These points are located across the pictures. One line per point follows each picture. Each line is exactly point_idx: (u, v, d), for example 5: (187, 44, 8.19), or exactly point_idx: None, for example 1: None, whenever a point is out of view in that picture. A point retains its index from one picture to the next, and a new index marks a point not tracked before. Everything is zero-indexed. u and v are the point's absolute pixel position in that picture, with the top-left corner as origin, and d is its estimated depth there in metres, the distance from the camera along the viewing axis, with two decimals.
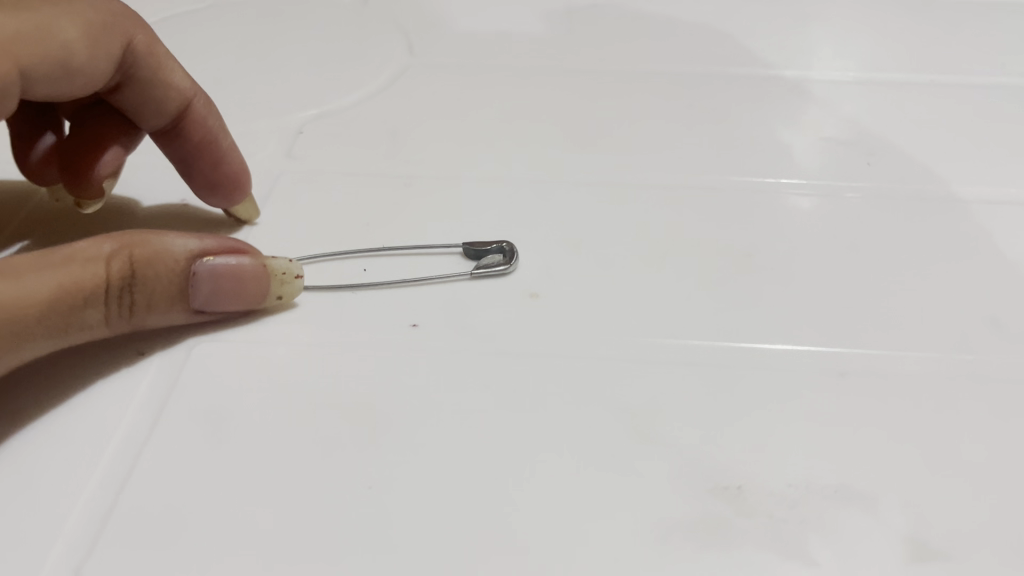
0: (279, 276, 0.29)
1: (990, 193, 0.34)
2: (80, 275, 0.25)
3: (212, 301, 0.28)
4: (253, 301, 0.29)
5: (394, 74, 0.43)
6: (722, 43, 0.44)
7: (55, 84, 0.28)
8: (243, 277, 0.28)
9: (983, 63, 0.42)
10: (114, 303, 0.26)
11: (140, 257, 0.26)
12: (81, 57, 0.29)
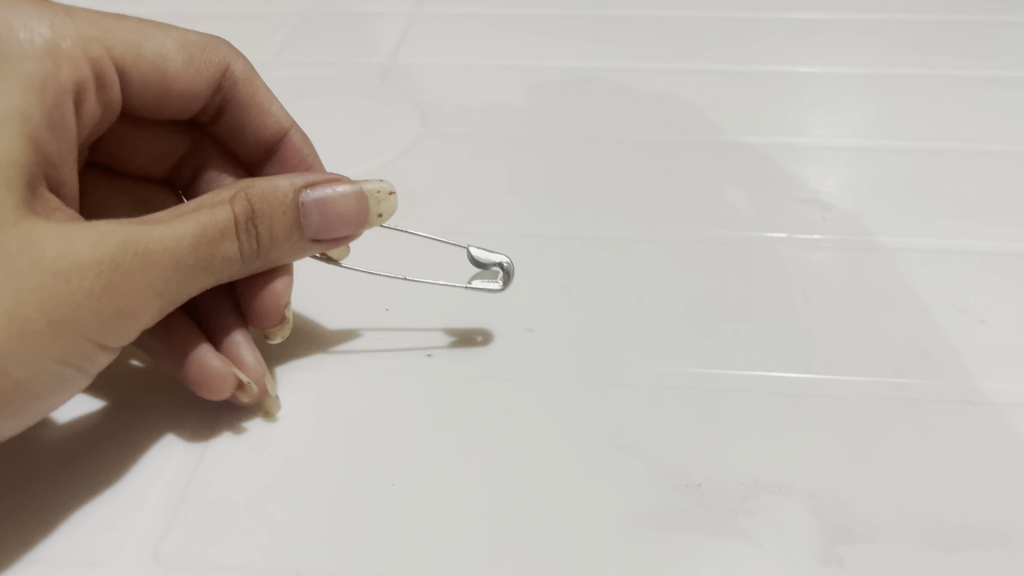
0: (375, 197, 0.33)
1: (927, 242, 0.40)
2: (214, 216, 0.30)
3: (326, 230, 0.32)
4: (359, 220, 0.33)
5: (411, 140, 0.49)
6: (700, 113, 0.51)
7: (146, 85, 0.39)
8: (343, 204, 0.32)
9: (932, 129, 0.48)
10: (243, 238, 0.31)
11: (255, 196, 0.31)
12: (169, 66, 0.39)
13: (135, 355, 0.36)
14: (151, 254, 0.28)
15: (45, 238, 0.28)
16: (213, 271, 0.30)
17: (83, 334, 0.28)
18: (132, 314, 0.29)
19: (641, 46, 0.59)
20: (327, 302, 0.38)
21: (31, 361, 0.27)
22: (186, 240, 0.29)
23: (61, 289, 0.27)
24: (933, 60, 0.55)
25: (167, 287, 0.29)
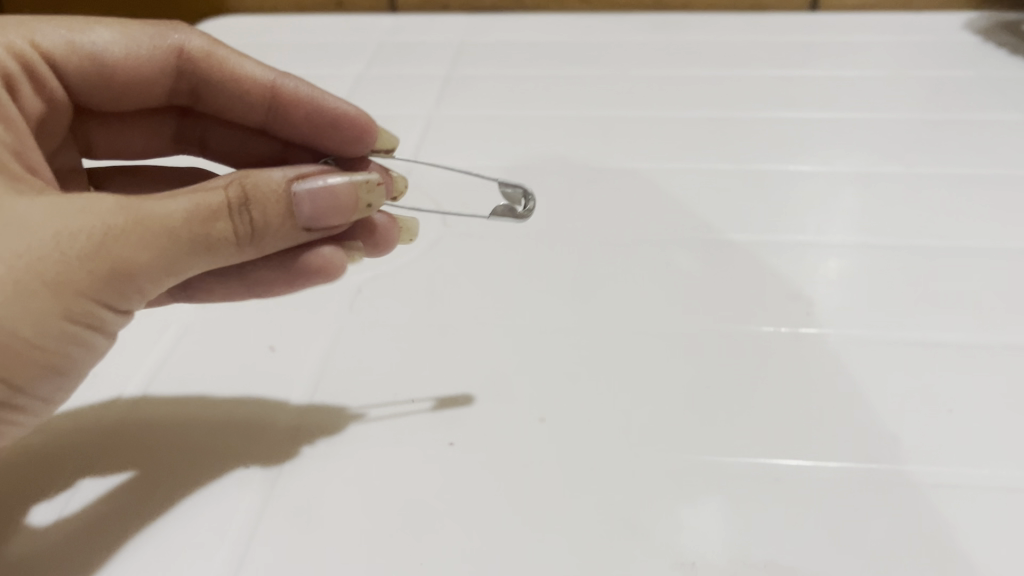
0: (366, 187, 0.44)
1: (900, 334, 0.44)
2: (208, 199, 0.38)
3: (320, 212, 0.42)
4: (348, 207, 0.43)
5: (431, 241, 0.53)
6: (695, 211, 0.56)
7: (102, 72, 0.51)
8: (332, 196, 0.42)
9: (905, 224, 0.53)
10: (238, 218, 0.39)
11: (249, 185, 0.40)
12: (119, 48, 0.51)
13: (189, 448, 0.40)
14: (147, 226, 0.37)
15: (54, 221, 0.36)
16: (210, 245, 0.39)
17: (79, 293, 0.36)
18: (130, 278, 0.37)
19: (644, 146, 0.64)
20: (358, 391, 0.42)
21: (38, 318, 0.35)
22: (180, 215, 0.38)
23: (60, 255, 0.35)
24: (913, 160, 0.60)
25: (167, 256, 0.37)
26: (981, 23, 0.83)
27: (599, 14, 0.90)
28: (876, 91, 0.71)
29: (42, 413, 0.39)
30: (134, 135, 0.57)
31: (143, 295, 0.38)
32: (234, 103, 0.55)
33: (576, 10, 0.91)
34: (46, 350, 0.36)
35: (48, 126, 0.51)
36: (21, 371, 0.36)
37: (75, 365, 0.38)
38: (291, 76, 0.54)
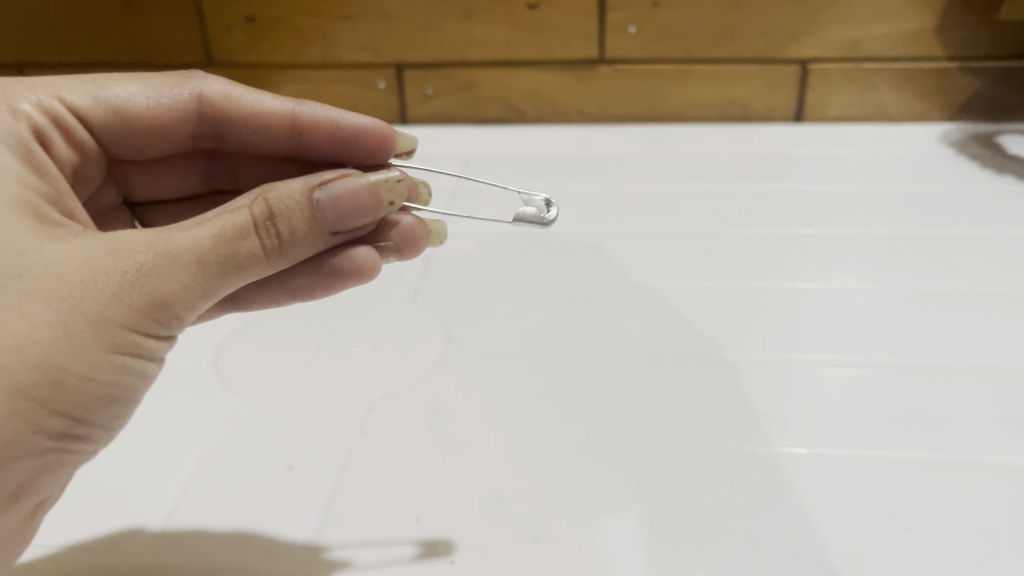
0: (386, 185, 0.47)
1: (867, 452, 0.48)
2: (233, 222, 0.42)
3: (343, 214, 0.45)
4: (367, 207, 0.46)
5: (436, 356, 0.58)
6: (680, 327, 0.60)
7: (119, 125, 0.56)
8: (352, 201, 0.45)
9: (877, 341, 0.58)
10: (264, 233, 0.42)
11: (271, 201, 0.43)
12: (135, 99, 0.56)
13: (214, 562, 0.43)
14: (178, 257, 0.40)
15: (89, 261, 0.39)
16: (241, 263, 0.42)
17: (122, 326, 0.39)
18: (167, 306, 0.40)
19: (634, 260, 0.69)
20: (369, 509, 0.46)
21: (86, 354, 0.38)
22: (205, 242, 0.41)
23: (99, 292, 0.39)
24: (887, 277, 0.65)
25: (201, 279, 0.41)
26: (954, 135, 0.89)
27: (597, 127, 0.97)
28: (852, 205, 0.76)
29: (100, 445, 0.42)
30: (168, 178, 0.63)
31: (185, 318, 0.42)
32: (256, 137, 0.60)
33: (576, 123, 0.98)
34: (102, 380, 0.39)
35: (83, 174, 0.56)
36: (80, 402, 0.39)
37: (126, 396, 0.41)
38: (305, 104, 0.59)
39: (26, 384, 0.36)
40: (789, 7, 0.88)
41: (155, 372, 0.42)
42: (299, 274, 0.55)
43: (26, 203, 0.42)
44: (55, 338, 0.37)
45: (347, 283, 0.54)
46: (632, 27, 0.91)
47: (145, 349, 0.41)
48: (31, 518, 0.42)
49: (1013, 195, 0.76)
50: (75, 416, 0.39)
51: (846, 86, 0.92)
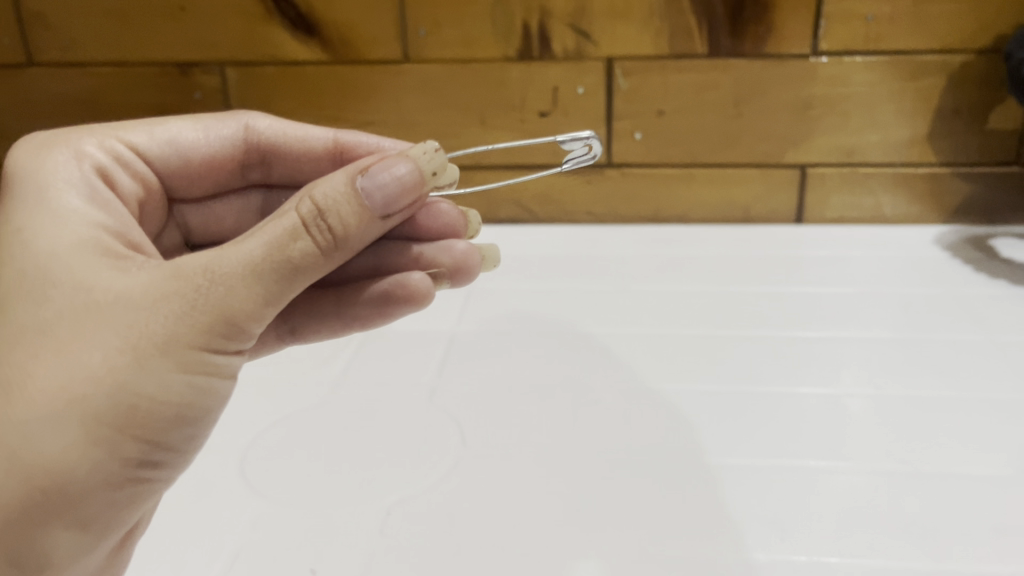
0: (427, 157, 0.52)
1: (866, 560, 0.50)
2: (282, 229, 0.46)
3: (392, 197, 0.49)
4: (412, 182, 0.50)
5: (452, 460, 0.61)
6: (686, 430, 0.63)
7: (177, 154, 0.64)
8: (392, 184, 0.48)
9: (874, 446, 0.60)
10: (315, 232, 0.46)
11: (318, 200, 0.47)
12: (191, 136, 0.64)
13: None
14: (235, 271, 0.45)
15: (154, 290, 0.45)
16: (298, 264, 0.46)
17: (190, 346, 0.45)
18: (232, 322, 0.45)
19: (642, 363, 0.72)
20: None
21: (157, 375, 0.44)
22: (259, 252, 0.45)
23: (164, 319, 0.44)
24: (884, 382, 0.68)
25: (261, 292, 0.46)
26: (948, 238, 0.93)
27: (604, 227, 1.01)
28: (850, 308, 0.79)
29: (178, 462, 0.48)
30: (224, 212, 0.69)
31: (256, 326, 0.47)
32: (304, 166, 0.68)
33: (584, 223, 1.02)
34: (174, 403, 0.45)
35: (146, 209, 0.63)
36: (154, 426, 0.45)
37: (200, 408, 0.47)
38: (344, 132, 0.68)
39: (102, 411, 0.43)
40: (787, 115, 0.93)
41: (226, 389, 0.48)
42: (361, 303, 0.62)
43: (94, 239, 0.49)
44: (127, 364, 0.44)
45: (402, 308, 0.62)
46: (637, 134, 0.96)
47: (214, 368, 0.46)
48: (122, 548, 0.50)
49: (1006, 300, 0.79)
50: (149, 442, 0.45)
51: (843, 189, 0.96)
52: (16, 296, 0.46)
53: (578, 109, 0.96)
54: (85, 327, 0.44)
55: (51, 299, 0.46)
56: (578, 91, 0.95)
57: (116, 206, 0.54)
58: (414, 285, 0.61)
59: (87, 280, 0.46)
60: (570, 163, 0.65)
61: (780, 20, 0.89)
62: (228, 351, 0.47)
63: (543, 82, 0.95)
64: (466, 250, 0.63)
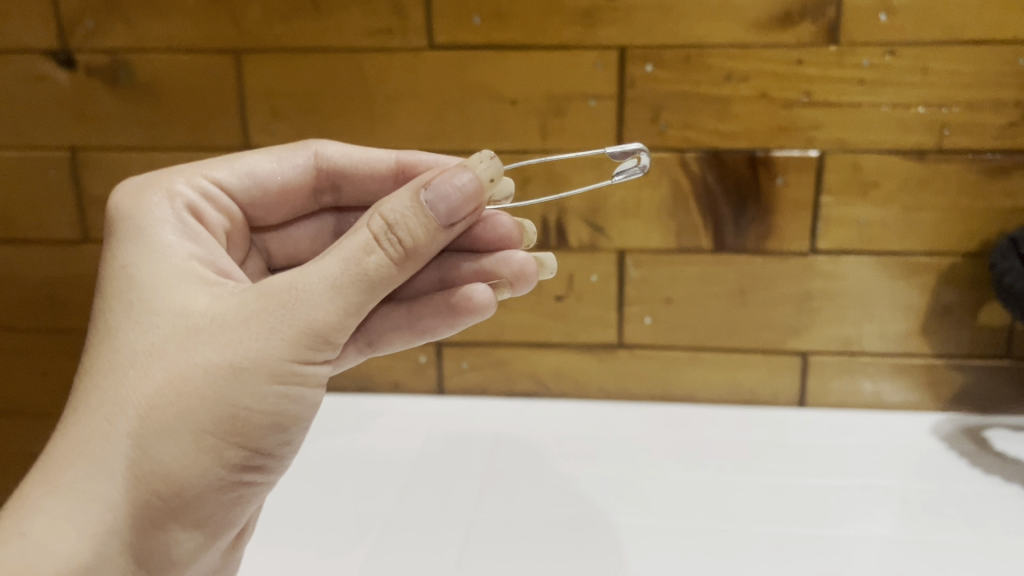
0: (483, 163, 0.60)
1: None
2: (356, 245, 0.56)
3: (454, 203, 0.57)
4: (473, 190, 0.58)
5: None
6: None
7: (254, 186, 0.74)
8: (449, 194, 0.57)
9: None
10: (387, 244, 0.56)
11: (388, 216, 0.57)
12: (266, 167, 0.74)
13: None
14: (317, 289, 0.55)
15: (246, 315, 0.56)
16: (373, 276, 0.56)
17: (281, 360, 0.56)
18: (317, 336, 0.56)
19: (653, 558, 0.76)
20: None
21: (252, 387, 0.55)
22: (337, 271, 0.56)
23: (255, 339, 0.55)
24: None
25: (342, 309, 0.56)
26: (945, 429, 0.97)
27: (616, 404, 1.06)
28: (852, 502, 0.83)
29: (271, 449, 0.59)
30: (298, 234, 0.81)
31: (339, 337, 0.57)
32: (371, 186, 0.78)
33: (597, 399, 1.07)
34: (267, 410, 0.57)
35: (234, 236, 0.73)
36: (250, 429, 0.57)
37: (292, 407, 0.58)
38: (405, 153, 0.77)
39: (205, 421, 0.55)
40: (789, 307, 1.00)
41: (312, 393, 0.59)
42: (430, 313, 0.72)
43: (188, 271, 0.60)
44: (225, 379, 0.55)
45: (466, 318, 0.71)
46: (647, 319, 1.02)
47: (302, 378, 0.57)
48: (224, 539, 0.64)
49: (1003, 500, 0.82)
50: (244, 446, 0.57)
51: (844, 376, 1.01)
52: (126, 323, 0.58)
53: (593, 295, 1.02)
54: (192, 348, 0.56)
55: (158, 326, 0.57)
56: (593, 279, 1.02)
57: (204, 238, 0.66)
58: (480, 295, 0.70)
59: (191, 308, 0.57)
60: (621, 176, 0.72)
61: (780, 222, 0.96)
62: (314, 362, 0.58)
63: (560, 270, 1.02)
64: (525, 264, 0.73)
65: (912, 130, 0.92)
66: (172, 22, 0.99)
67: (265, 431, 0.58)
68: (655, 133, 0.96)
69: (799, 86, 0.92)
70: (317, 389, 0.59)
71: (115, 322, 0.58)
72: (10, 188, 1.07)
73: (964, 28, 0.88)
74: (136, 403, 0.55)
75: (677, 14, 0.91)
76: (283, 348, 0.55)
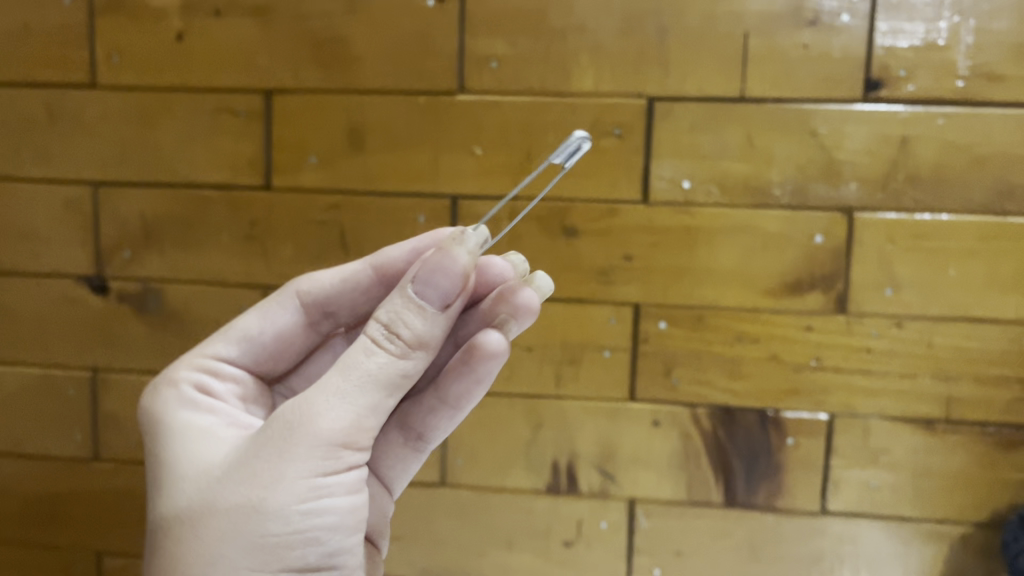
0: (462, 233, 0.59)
1: None
2: (355, 353, 0.57)
3: (441, 282, 0.57)
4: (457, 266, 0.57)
5: None
6: None
7: (254, 354, 0.72)
8: (432, 277, 0.57)
9: None
10: (388, 345, 0.57)
11: (383, 317, 0.57)
12: (255, 330, 0.71)
13: None
14: (321, 402, 0.56)
15: (255, 450, 0.57)
16: (380, 376, 0.57)
17: (300, 477, 0.56)
18: (331, 447, 0.56)
19: None
20: None
21: (274, 509, 0.55)
22: (339, 383, 0.56)
23: (268, 467, 0.56)
24: None
25: (356, 411, 0.56)
26: None
27: None
28: None
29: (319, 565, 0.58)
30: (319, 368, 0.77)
31: (355, 441, 0.57)
32: (361, 299, 0.74)
33: None
34: (299, 530, 0.56)
35: (256, 402, 0.72)
36: (286, 554, 0.56)
37: (323, 519, 0.57)
38: (376, 257, 0.73)
39: (238, 558, 0.55)
40: (800, 565, 0.99)
41: (346, 501, 0.58)
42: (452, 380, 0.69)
43: (198, 434, 0.62)
44: (248, 513, 0.55)
45: (485, 366, 0.67)
46: (656, 570, 1.01)
47: (328, 489, 0.57)
48: None
49: None
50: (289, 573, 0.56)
51: None
52: (159, 491, 0.60)
53: (601, 542, 1.01)
54: (217, 494, 0.57)
55: (182, 486, 0.59)
56: (602, 525, 1.01)
57: (222, 409, 0.66)
58: (485, 343, 0.66)
59: (212, 462, 0.59)
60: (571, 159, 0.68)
61: (791, 480, 0.97)
62: (337, 470, 0.57)
63: (569, 515, 1.01)
64: (518, 292, 0.67)
65: (919, 399, 0.94)
66: (206, 257, 1.03)
67: (304, 544, 0.56)
68: (667, 386, 0.97)
69: (808, 350, 0.95)
70: (352, 495, 0.58)
71: (150, 492, 0.61)
72: (28, 404, 1.09)
73: (967, 306, 0.92)
74: (174, 561, 0.57)
75: (689, 277, 0.95)
76: (298, 469, 0.55)
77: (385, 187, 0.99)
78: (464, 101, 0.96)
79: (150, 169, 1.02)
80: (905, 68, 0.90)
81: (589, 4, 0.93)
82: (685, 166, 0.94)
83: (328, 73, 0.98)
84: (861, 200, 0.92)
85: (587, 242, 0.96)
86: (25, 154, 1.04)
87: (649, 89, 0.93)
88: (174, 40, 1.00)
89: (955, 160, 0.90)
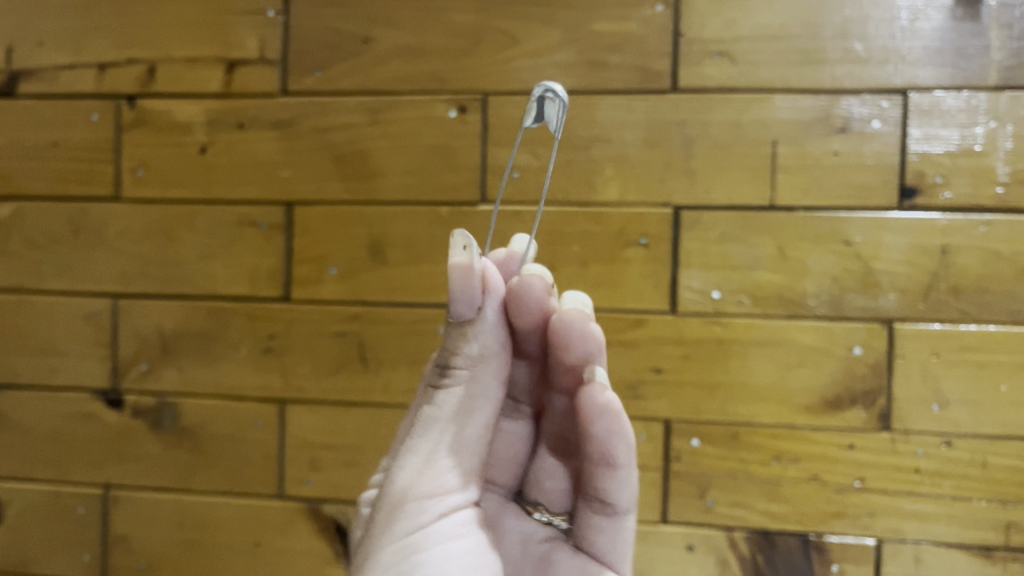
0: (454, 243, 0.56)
1: None
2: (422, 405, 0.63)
3: (464, 300, 0.58)
4: (460, 275, 0.57)
5: None
6: None
7: None
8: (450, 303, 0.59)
9: None
10: (441, 387, 0.61)
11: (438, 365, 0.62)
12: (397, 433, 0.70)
13: None
14: (396, 463, 0.61)
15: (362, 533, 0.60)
16: (447, 415, 0.61)
17: (387, 538, 0.57)
18: (406, 503, 0.58)
19: None
20: None
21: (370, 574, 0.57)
22: (408, 442, 0.61)
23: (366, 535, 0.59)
24: None
25: (426, 462, 0.60)
26: None
27: None
28: None
29: None
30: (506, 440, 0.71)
31: (433, 489, 0.59)
32: None
33: None
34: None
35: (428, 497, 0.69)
36: None
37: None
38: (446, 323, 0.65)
39: None
40: None
41: (447, 545, 0.58)
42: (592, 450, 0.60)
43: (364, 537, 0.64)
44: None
45: (610, 425, 0.59)
46: None
47: (422, 541, 0.57)
48: None
49: None
50: None
51: None
52: None
53: None
54: None
55: None
56: None
57: None
58: (593, 405, 0.58)
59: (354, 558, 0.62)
60: (557, 118, 0.62)
61: None
62: (425, 522, 0.58)
63: None
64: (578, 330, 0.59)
65: (975, 525, 0.88)
66: (224, 370, 1.01)
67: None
68: (701, 509, 0.92)
69: (851, 471, 0.89)
70: (453, 538, 0.58)
71: None
72: (37, 523, 1.06)
73: (1021, 424, 0.87)
74: None
75: (723, 393, 0.91)
76: (386, 530, 0.58)
77: (406, 299, 0.96)
78: (487, 212, 0.94)
79: (170, 281, 1.01)
80: (941, 175, 0.86)
81: (613, 114, 0.92)
82: (715, 277, 0.90)
83: (349, 185, 0.97)
84: (902, 312, 0.88)
85: (613, 354, 0.92)
86: (47, 268, 1.04)
87: (675, 199, 0.91)
88: (198, 154, 1.00)
89: (1000, 270, 0.86)
